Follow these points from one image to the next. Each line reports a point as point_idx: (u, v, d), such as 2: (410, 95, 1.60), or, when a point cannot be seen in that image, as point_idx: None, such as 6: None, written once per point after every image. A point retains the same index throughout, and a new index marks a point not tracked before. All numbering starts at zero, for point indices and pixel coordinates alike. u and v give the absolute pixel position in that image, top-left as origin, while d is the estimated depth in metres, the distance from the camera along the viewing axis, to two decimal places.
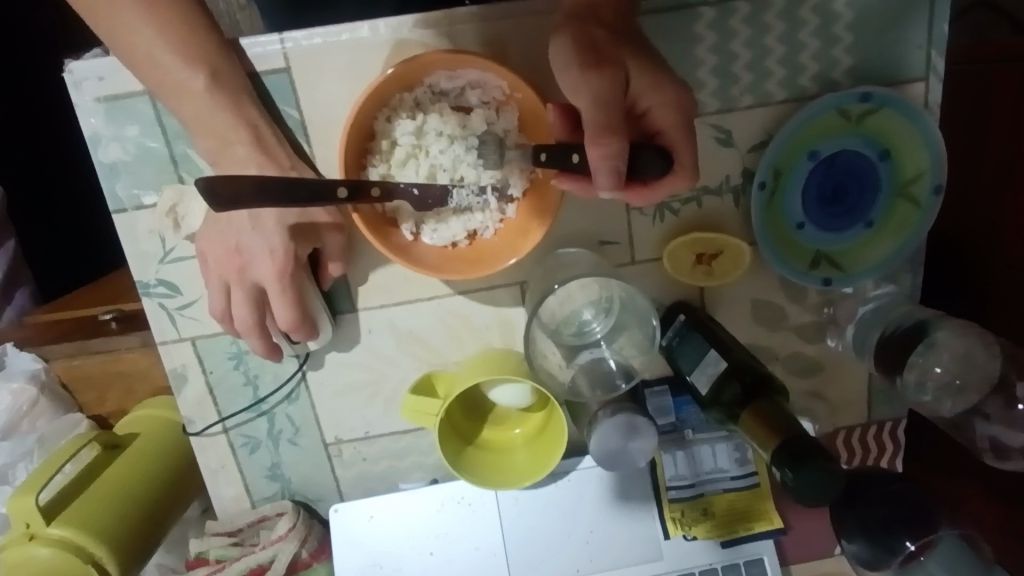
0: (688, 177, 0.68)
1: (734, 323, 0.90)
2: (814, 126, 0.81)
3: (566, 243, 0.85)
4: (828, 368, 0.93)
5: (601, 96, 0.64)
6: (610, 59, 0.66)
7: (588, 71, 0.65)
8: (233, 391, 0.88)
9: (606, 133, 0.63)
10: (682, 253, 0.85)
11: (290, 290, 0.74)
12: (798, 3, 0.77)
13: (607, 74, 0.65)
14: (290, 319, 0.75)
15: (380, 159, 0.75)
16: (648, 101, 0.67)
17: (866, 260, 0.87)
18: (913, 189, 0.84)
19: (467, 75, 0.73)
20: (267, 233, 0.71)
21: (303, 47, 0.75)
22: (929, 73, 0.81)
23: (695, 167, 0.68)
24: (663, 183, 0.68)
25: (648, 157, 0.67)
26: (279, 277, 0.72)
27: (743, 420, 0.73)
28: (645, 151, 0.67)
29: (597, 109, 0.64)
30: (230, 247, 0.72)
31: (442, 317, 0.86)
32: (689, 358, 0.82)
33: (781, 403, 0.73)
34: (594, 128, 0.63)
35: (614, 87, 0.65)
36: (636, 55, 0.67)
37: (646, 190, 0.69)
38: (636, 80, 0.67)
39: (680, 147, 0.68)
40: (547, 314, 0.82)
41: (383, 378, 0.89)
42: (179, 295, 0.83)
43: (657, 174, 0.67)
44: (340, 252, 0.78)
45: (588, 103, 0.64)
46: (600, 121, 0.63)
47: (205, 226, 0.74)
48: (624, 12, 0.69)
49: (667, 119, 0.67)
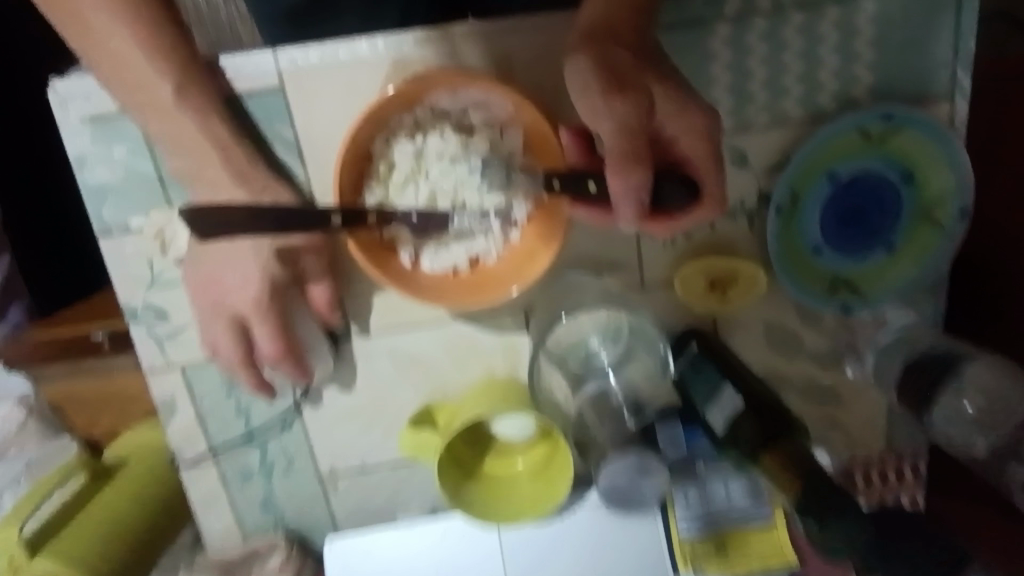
0: (714, 207, 0.67)
1: (748, 350, 0.86)
2: (835, 147, 0.77)
3: (573, 267, 0.81)
4: (846, 397, 0.89)
5: (623, 125, 0.63)
6: (632, 84, 0.64)
7: (609, 97, 0.63)
8: (224, 421, 0.84)
9: (628, 164, 0.62)
10: (695, 279, 0.81)
11: (270, 323, 0.73)
12: (818, 18, 0.73)
13: (629, 101, 0.63)
14: (275, 352, 0.74)
15: (377, 183, 0.71)
16: (673, 128, 0.65)
17: (887, 286, 0.83)
18: (936, 213, 0.80)
19: (469, 95, 0.70)
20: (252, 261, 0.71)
21: (299, 64, 0.71)
22: (955, 92, 0.77)
23: (721, 197, 0.67)
24: (687, 213, 0.68)
25: (672, 186, 0.65)
26: (259, 310, 0.72)
27: (763, 462, 0.69)
28: (668, 181, 0.65)
29: (620, 139, 0.63)
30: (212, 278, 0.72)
31: (442, 343, 0.82)
32: (703, 394, 0.75)
33: (803, 445, 0.70)
34: (616, 159, 0.62)
35: (636, 115, 0.63)
36: (658, 77, 0.64)
37: (669, 220, 0.68)
38: (660, 105, 0.64)
39: (705, 176, 0.66)
40: (553, 340, 0.80)
41: (380, 407, 0.85)
42: (168, 322, 0.79)
43: (681, 204, 0.66)
44: (324, 283, 0.75)
45: (611, 131, 0.63)
46: (623, 150, 0.62)
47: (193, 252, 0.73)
48: (643, 26, 0.65)
49: (692, 145, 0.65)
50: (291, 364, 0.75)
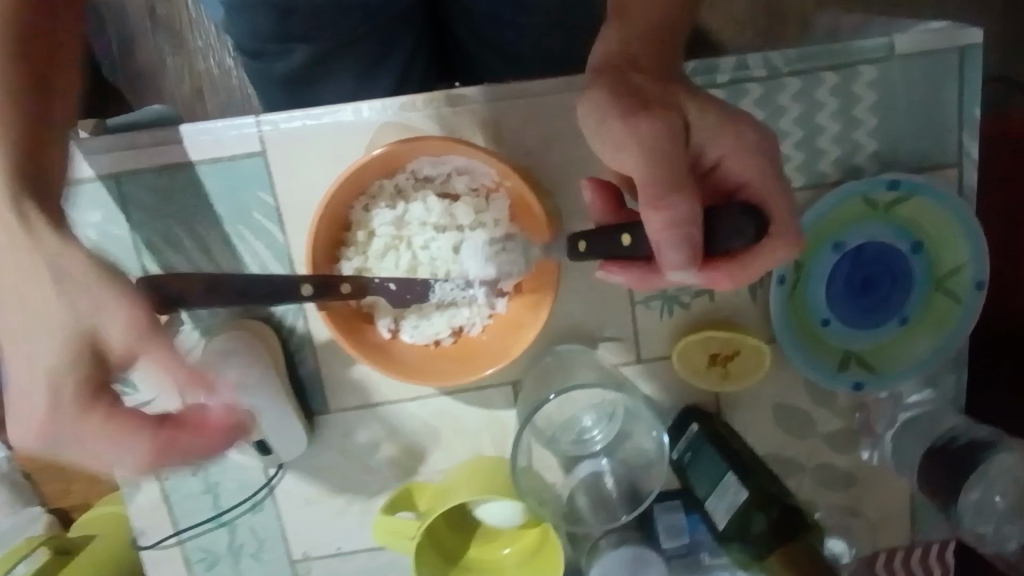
0: (788, 246, 0.53)
1: (754, 429, 0.80)
2: (841, 215, 0.73)
3: (565, 338, 0.76)
4: (863, 481, 0.82)
5: (653, 152, 0.51)
6: (661, 104, 0.53)
7: (632, 122, 0.52)
8: (191, 499, 0.79)
9: (672, 194, 0.50)
10: (695, 353, 0.76)
11: (104, 421, 0.48)
12: (815, 84, 0.71)
13: (656, 124, 0.52)
14: (134, 463, 0.50)
15: (355, 252, 0.68)
16: (715, 151, 0.55)
17: (902, 361, 0.77)
18: (951, 283, 0.76)
19: (453, 161, 0.67)
20: (95, 328, 0.49)
21: (281, 130, 0.70)
22: (963, 158, 0.74)
23: (796, 226, 0.53)
24: (755, 251, 0.53)
25: (731, 216, 0.52)
26: (87, 376, 0.48)
27: (775, 565, 0.64)
28: (725, 211, 0.52)
29: (658, 168, 0.51)
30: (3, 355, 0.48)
31: (424, 418, 0.78)
32: (703, 478, 0.70)
33: (818, 547, 0.64)
34: (656, 189, 0.50)
35: (672, 139, 0.52)
36: (693, 95, 0.54)
37: (735, 258, 0.54)
38: (699, 126, 0.54)
39: (769, 203, 0.53)
40: (544, 420, 0.73)
41: (357, 486, 0.79)
42: (136, 393, 0.75)
43: (747, 238, 0.52)
44: (167, 335, 0.50)
45: (642, 160, 0.51)
46: (665, 177, 0.50)
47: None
48: (668, 57, 0.55)
49: (742, 169, 0.54)
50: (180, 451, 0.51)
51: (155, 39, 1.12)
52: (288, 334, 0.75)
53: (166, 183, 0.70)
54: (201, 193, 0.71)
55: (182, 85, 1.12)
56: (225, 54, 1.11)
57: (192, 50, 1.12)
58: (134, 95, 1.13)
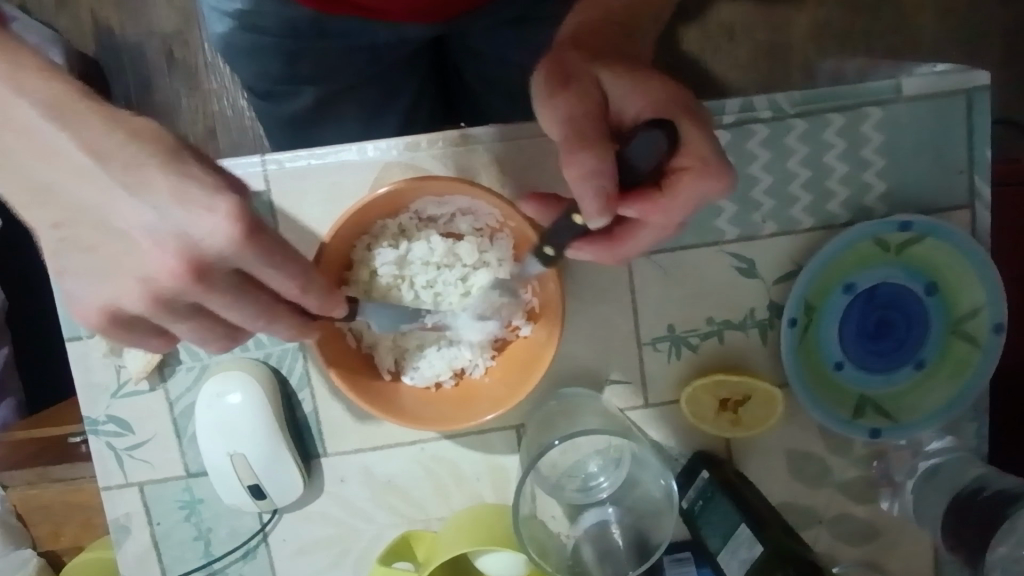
0: (707, 166, 0.52)
1: (767, 478, 0.77)
2: (851, 256, 0.72)
3: (570, 380, 0.74)
4: (884, 534, 0.78)
5: (573, 112, 0.53)
6: (580, 74, 0.55)
7: (554, 92, 0.55)
8: (181, 546, 0.76)
9: (579, 145, 0.50)
10: (703, 398, 0.74)
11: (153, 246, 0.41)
12: (822, 125, 0.71)
13: (575, 91, 0.54)
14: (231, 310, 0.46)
15: (356, 291, 0.66)
16: (634, 104, 0.53)
17: (919, 408, 0.75)
18: (968, 327, 0.74)
19: (456, 201, 0.66)
20: (155, 239, 0.40)
21: (286, 169, 0.70)
22: (974, 200, 0.73)
23: (712, 154, 0.52)
24: (675, 185, 0.52)
25: (642, 148, 0.50)
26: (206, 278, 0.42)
27: None
28: (635, 144, 0.51)
29: (569, 128, 0.52)
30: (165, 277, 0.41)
31: (424, 463, 0.75)
32: (715, 531, 0.67)
33: None
34: (567, 145, 0.51)
35: (586, 102, 0.53)
36: (611, 61, 0.56)
37: (662, 196, 0.53)
38: (614, 87, 0.54)
39: (682, 133, 0.51)
40: (547, 466, 0.70)
41: (354, 534, 0.76)
42: (129, 434, 0.73)
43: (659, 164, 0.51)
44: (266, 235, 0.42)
45: (559, 125, 0.53)
46: (572, 134, 0.51)
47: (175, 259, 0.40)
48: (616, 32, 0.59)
49: (656, 115, 0.53)
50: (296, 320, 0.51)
51: (171, 80, 1.14)
52: (286, 374, 0.73)
53: None
54: None
55: (195, 126, 1.14)
56: (238, 95, 1.13)
57: (207, 91, 1.14)
58: None
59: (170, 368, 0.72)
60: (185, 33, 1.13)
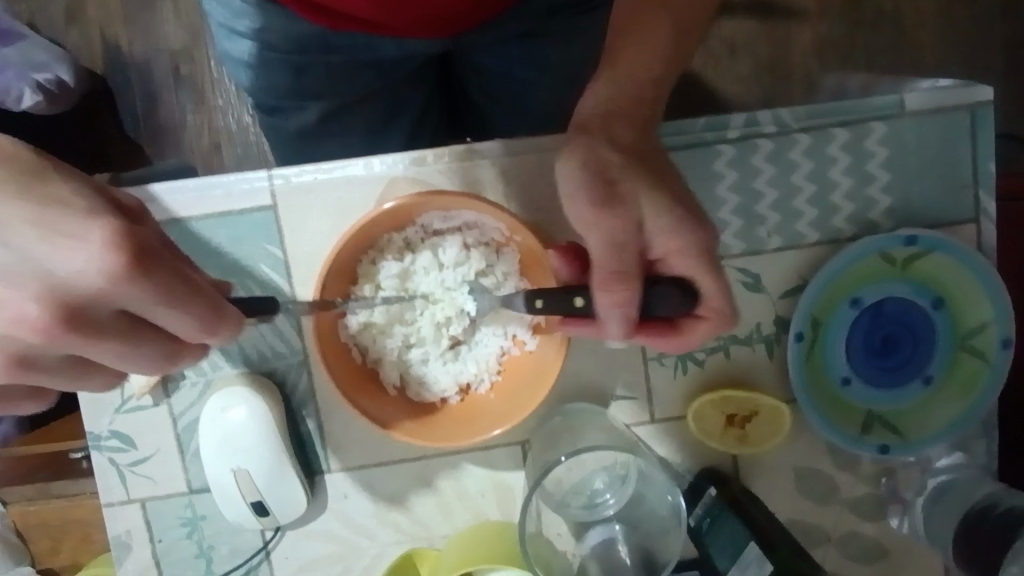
0: (718, 322, 0.58)
1: (775, 495, 0.76)
2: (857, 271, 0.72)
3: (575, 396, 0.74)
4: (894, 552, 0.77)
5: (615, 240, 0.53)
6: (626, 192, 0.52)
7: (602, 210, 0.52)
8: (181, 564, 0.75)
9: (617, 279, 0.53)
10: (710, 414, 0.73)
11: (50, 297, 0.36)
12: (826, 140, 0.71)
13: (622, 215, 0.52)
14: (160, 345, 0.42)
15: (361, 305, 0.66)
16: (661, 245, 0.54)
17: (929, 425, 0.74)
18: (977, 343, 0.73)
19: (461, 216, 0.66)
20: (70, 250, 0.35)
21: (292, 183, 0.70)
22: (980, 214, 0.73)
23: (729, 313, 0.57)
24: (685, 323, 0.59)
25: (663, 292, 0.56)
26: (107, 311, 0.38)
27: None
28: (657, 287, 0.56)
29: (608, 252, 0.53)
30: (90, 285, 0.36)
31: (428, 479, 0.75)
32: (725, 552, 0.65)
33: None
34: (604, 273, 0.53)
35: (629, 229, 0.53)
36: (654, 180, 0.53)
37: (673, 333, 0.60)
38: (653, 221, 0.53)
39: (705, 287, 0.56)
40: (552, 483, 0.70)
41: (354, 553, 0.75)
42: (132, 450, 0.73)
43: (673, 309, 0.57)
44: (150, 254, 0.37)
45: (597, 245, 0.53)
46: (612, 264, 0.53)
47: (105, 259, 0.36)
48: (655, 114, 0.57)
49: (684, 267, 0.55)
50: (240, 323, 0.44)
51: (177, 95, 1.15)
52: (291, 389, 0.73)
53: (175, 236, 0.70)
54: (209, 246, 0.70)
55: (200, 141, 1.15)
56: (243, 111, 1.14)
57: (213, 106, 1.15)
58: (153, 148, 1.16)
59: (174, 382, 0.72)
60: (192, 50, 1.14)
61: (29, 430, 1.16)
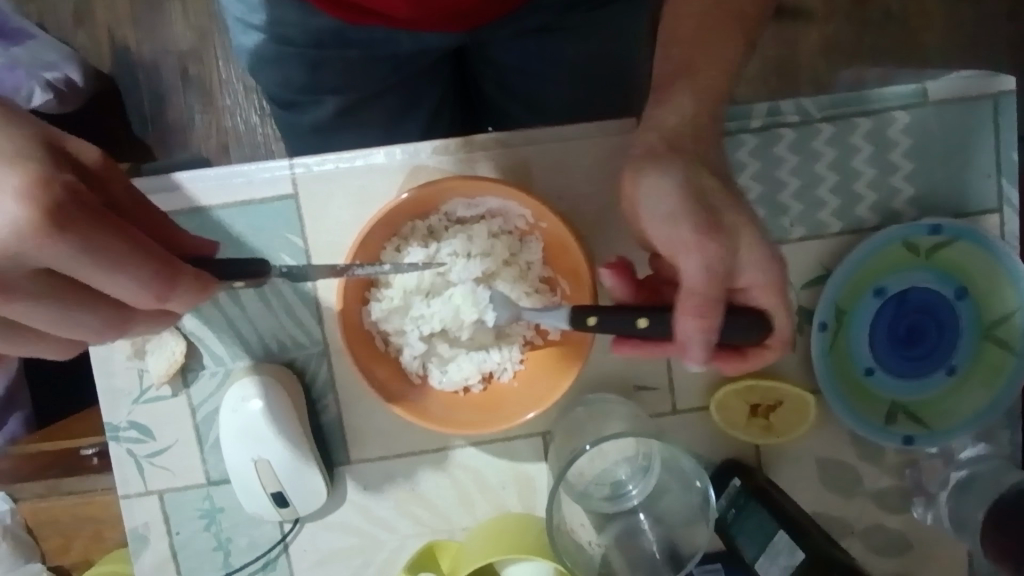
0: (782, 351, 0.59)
1: (798, 487, 0.75)
2: (880, 260, 0.71)
3: (597, 386, 0.74)
4: (918, 545, 0.76)
5: (711, 267, 0.52)
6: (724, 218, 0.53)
7: (705, 236, 0.52)
8: (199, 557, 0.74)
9: (707, 307, 0.54)
10: (734, 403, 0.73)
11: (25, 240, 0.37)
12: (849, 129, 0.71)
13: (722, 243, 0.52)
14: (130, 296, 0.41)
15: (385, 293, 0.66)
16: (748, 278, 0.55)
17: (954, 415, 0.73)
18: (1001, 333, 0.73)
19: (486, 203, 0.66)
20: None
21: (314, 172, 0.70)
22: (1003, 204, 0.73)
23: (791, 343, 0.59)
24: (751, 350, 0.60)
25: (741, 322, 0.57)
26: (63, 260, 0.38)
27: None
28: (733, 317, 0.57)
29: (704, 281, 0.53)
30: (7, 243, 0.35)
31: (448, 471, 0.74)
32: (752, 540, 0.64)
33: None
34: (694, 300, 0.54)
35: (727, 258, 0.53)
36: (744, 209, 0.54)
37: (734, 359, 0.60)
38: (744, 253, 0.53)
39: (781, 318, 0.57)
40: (576, 475, 0.69)
41: (375, 545, 0.74)
42: (150, 441, 0.72)
43: (752, 339, 0.58)
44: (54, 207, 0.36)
45: (696, 270, 0.53)
46: (707, 292, 0.53)
47: (24, 212, 0.35)
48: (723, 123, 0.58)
49: (765, 301, 0.56)
50: (187, 288, 0.44)
51: (185, 97, 1.15)
52: (310, 379, 0.72)
53: (196, 225, 0.69)
54: (228, 235, 0.70)
55: (209, 141, 1.15)
56: (252, 112, 1.14)
57: (221, 107, 1.15)
58: (162, 149, 1.16)
59: (193, 373, 0.71)
60: (203, 48, 1.14)
61: (37, 429, 1.16)
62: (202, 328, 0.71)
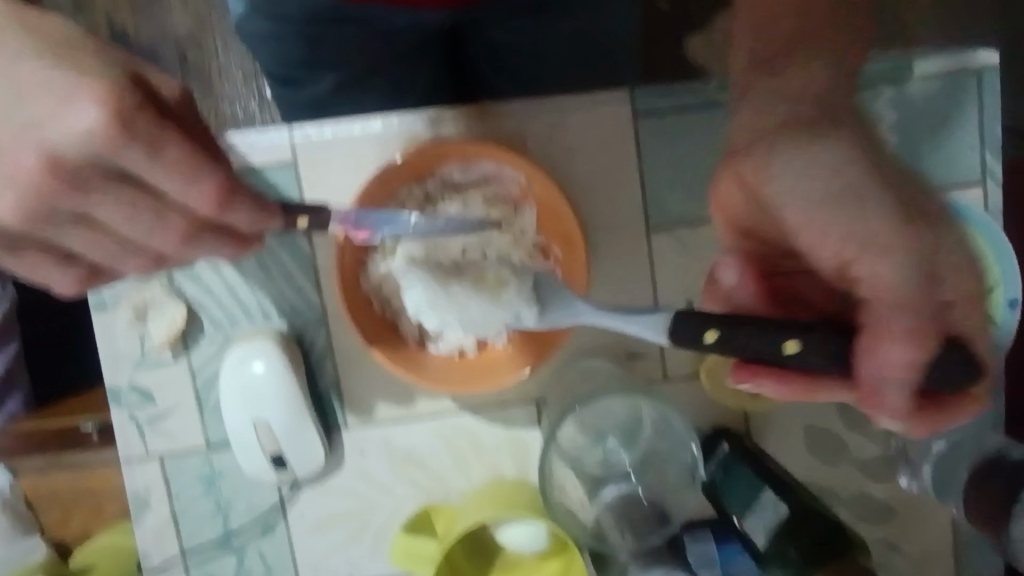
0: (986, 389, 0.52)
1: (786, 455, 0.77)
2: None
3: (590, 353, 0.75)
4: (902, 512, 0.78)
5: (909, 271, 0.48)
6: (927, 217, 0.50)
7: (908, 226, 0.49)
8: (198, 521, 0.75)
9: (916, 331, 0.47)
10: (722, 371, 0.74)
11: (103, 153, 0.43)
12: None
13: (918, 236, 0.49)
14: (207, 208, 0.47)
15: (383, 255, 0.67)
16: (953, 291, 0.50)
17: None
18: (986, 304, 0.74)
19: (481, 168, 0.68)
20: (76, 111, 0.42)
21: (314, 140, 0.71)
22: (985, 177, 0.74)
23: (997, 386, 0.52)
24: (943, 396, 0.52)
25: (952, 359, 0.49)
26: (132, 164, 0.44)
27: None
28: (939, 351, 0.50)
29: (914, 289, 0.48)
30: (92, 144, 0.42)
31: (445, 437, 0.76)
32: (738, 498, 0.68)
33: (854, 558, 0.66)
34: (894, 321, 0.48)
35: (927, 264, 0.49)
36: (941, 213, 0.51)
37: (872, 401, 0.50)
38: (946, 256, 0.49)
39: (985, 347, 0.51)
40: (569, 436, 0.72)
41: (371, 510, 0.76)
42: (152, 404, 0.73)
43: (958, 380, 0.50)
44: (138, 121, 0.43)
45: (891, 271, 0.48)
46: (919, 306, 0.48)
47: (99, 120, 0.42)
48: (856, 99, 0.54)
49: (969, 323, 0.50)
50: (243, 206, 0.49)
51: (183, 79, 1.16)
52: (309, 344, 0.74)
53: None
54: None
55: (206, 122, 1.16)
56: (250, 94, 1.15)
57: (218, 88, 1.16)
58: None
59: (194, 339, 0.73)
60: (200, 29, 1.15)
61: (36, 408, 1.16)
62: (203, 295, 0.72)
